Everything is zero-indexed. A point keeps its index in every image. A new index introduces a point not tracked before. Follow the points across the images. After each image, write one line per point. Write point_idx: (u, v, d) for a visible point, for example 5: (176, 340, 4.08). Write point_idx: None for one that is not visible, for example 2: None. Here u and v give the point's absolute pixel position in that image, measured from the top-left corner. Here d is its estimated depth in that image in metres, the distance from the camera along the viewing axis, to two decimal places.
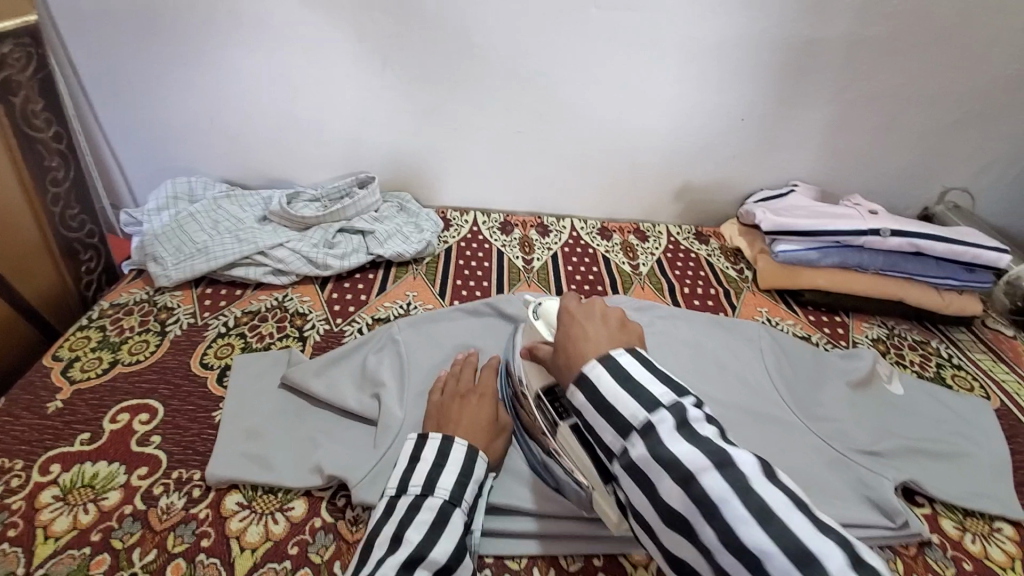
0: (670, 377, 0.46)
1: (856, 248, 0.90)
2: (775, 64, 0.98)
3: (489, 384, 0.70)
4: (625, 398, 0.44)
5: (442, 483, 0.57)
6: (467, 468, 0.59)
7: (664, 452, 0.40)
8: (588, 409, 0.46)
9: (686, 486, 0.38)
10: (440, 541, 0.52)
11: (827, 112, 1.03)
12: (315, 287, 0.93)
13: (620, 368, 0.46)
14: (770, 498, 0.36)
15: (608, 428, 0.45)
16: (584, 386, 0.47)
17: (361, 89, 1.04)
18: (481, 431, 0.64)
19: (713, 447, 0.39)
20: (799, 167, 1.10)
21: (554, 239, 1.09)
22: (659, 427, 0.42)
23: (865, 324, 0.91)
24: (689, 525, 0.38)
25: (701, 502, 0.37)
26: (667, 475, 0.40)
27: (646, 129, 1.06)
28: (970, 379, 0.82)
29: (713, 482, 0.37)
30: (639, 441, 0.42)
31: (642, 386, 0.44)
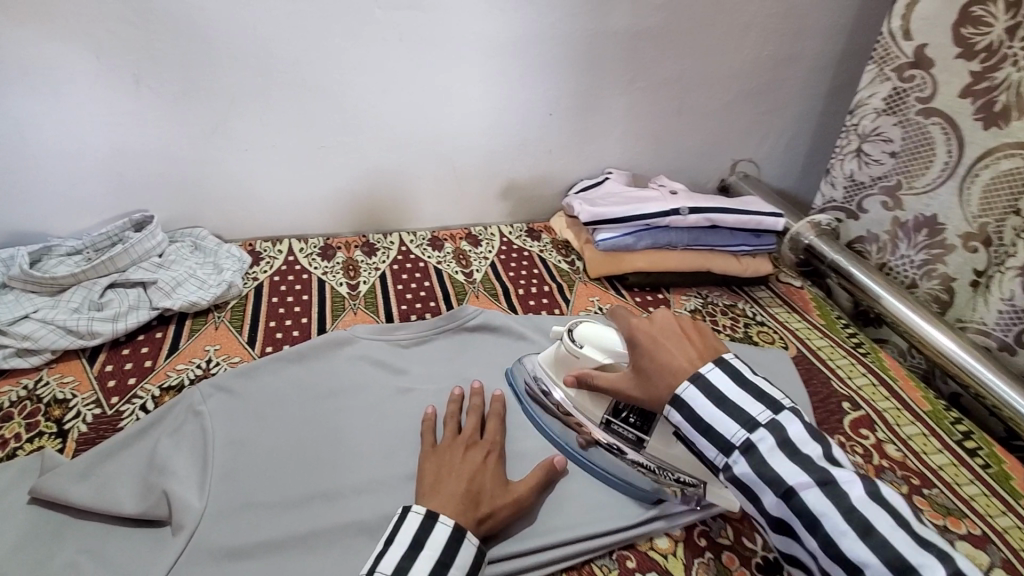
0: (761, 392, 0.54)
1: (663, 228, 0.95)
2: (570, 56, 1.00)
3: (494, 437, 0.67)
4: (723, 418, 0.53)
5: (382, 565, 0.50)
6: (447, 556, 0.52)
7: (767, 471, 0.50)
8: (686, 425, 0.56)
9: (787, 499, 0.49)
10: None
11: (626, 100, 1.08)
12: (82, 362, 0.75)
13: (712, 387, 0.55)
14: (876, 520, 0.46)
15: (709, 445, 0.54)
16: (679, 406, 0.56)
17: (114, 114, 0.86)
18: (488, 491, 0.59)
19: (817, 466, 0.49)
20: (613, 155, 1.14)
21: (381, 257, 1.01)
22: (759, 447, 0.51)
23: (684, 297, 0.97)
24: (792, 530, 0.49)
25: (803, 514, 0.48)
26: (769, 489, 0.50)
27: (459, 131, 1.02)
28: (773, 334, 0.91)
29: (816, 500, 0.48)
30: (742, 458, 0.52)
31: (741, 407, 0.53)
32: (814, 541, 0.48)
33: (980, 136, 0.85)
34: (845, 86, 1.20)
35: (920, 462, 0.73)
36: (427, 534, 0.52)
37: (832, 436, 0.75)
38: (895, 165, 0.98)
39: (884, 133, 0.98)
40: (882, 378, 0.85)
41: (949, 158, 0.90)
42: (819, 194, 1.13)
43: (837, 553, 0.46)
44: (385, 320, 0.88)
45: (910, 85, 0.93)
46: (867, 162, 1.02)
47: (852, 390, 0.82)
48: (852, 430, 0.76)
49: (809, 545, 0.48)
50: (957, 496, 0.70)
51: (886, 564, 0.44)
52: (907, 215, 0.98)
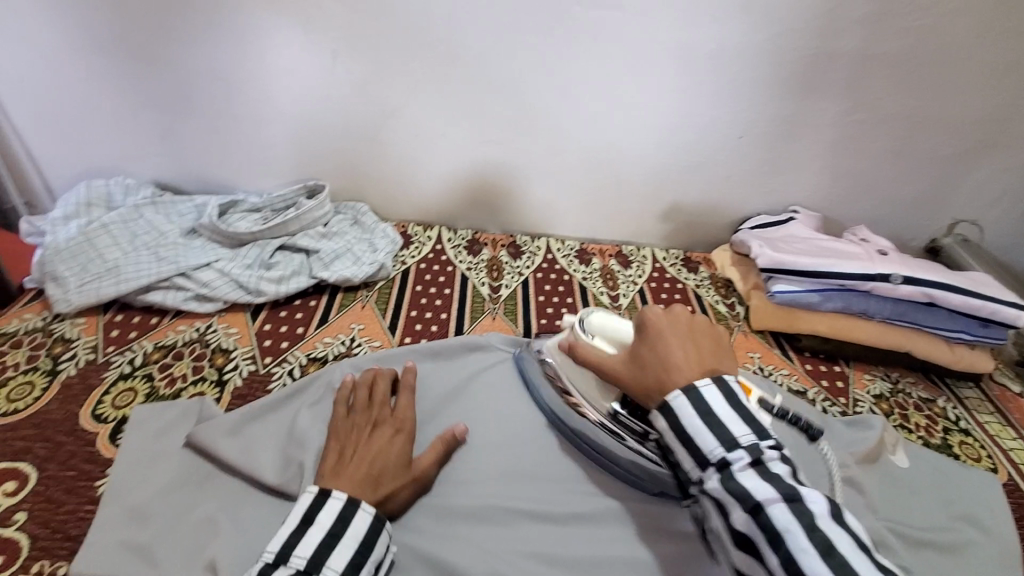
0: (749, 413, 0.46)
1: (861, 293, 0.80)
2: (779, 76, 0.87)
3: (405, 415, 0.63)
4: (702, 431, 0.46)
5: (300, 550, 0.48)
6: (338, 528, 0.50)
7: (737, 487, 0.43)
8: (668, 435, 0.48)
9: (755, 516, 0.41)
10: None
11: (834, 133, 0.93)
12: (245, 316, 0.80)
13: (702, 402, 0.46)
14: (838, 539, 0.39)
15: (685, 457, 0.47)
16: (665, 412, 0.48)
17: (309, 86, 0.90)
18: (389, 470, 0.57)
19: (785, 484, 0.42)
20: (801, 192, 0.99)
21: (526, 262, 0.97)
22: (735, 466, 0.44)
23: (867, 376, 0.81)
24: (757, 549, 0.41)
25: (768, 531, 0.40)
26: (739, 506, 0.42)
27: (632, 143, 0.94)
28: (979, 449, 0.74)
29: (781, 515, 0.40)
30: (715, 475, 0.44)
31: (722, 423, 0.45)
32: (776, 561, 0.39)
33: None
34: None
35: None
36: (314, 512, 0.50)
37: None
38: None
39: None
40: None
41: None
42: None
43: (796, 574, 0.38)
44: (522, 332, 0.84)
45: None
46: None
47: None
48: None
49: (769, 565, 0.40)
50: None
51: None
52: None
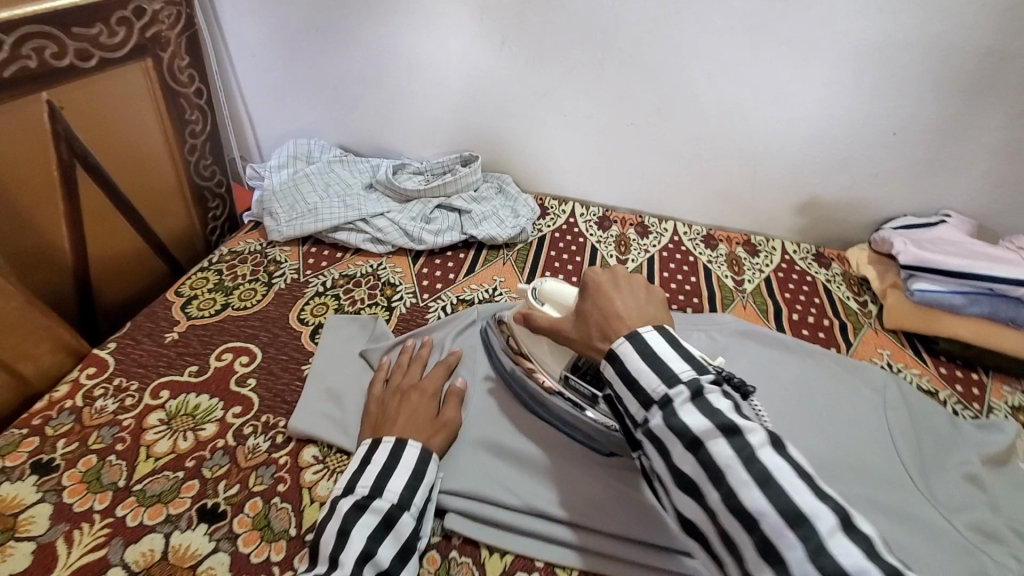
0: (691, 356, 0.47)
1: (1011, 299, 0.78)
2: (947, 72, 0.84)
3: (434, 379, 0.69)
4: (646, 374, 0.46)
5: (362, 482, 0.56)
6: (393, 462, 0.58)
7: (678, 424, 0.43)
8: (615, 381, 0.48)
9: (696, 453, 0.42)
10: (346, 546, 0.50)
11: (1005, 135, 0.88)
12: (408, 259, 0.95)
13: (646, 346, 0.48)
14: (774, 468, 0.39)
15: (631, 400, 0.47)
16: (613, 359, 0.49)
17: (477, 68, 1.03)
18: (421, 424, 0.64)
19: (723, 417, 0.42)
20: (957, 196, 0.95)
21: (653, 241, 1.03)
22: (675, 402, 0.44)
23: (1006, 387, 0.79)
24: (697, 488, 0.42)
25: (708, 467, 0.41)
26: (679, 443, 0.43)
27: (774, 134, 0.96)
28: None
29: (722, 451, 0.41)
30: (658, 413, 0.45)
31: (665, 362, 0.46)
32: (716, 496, 0.41)
33: None
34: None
35: None
36: (373, 451, 0.59)
37: None
38: None
39: None
40: None
41: None
42: None
43: (739, 509, 0.39)
44: None
45: None
46: None
47: None
48: None
49: (713, 503, 0.41)
50: None
51: (780, 515, 0.37)
52: None
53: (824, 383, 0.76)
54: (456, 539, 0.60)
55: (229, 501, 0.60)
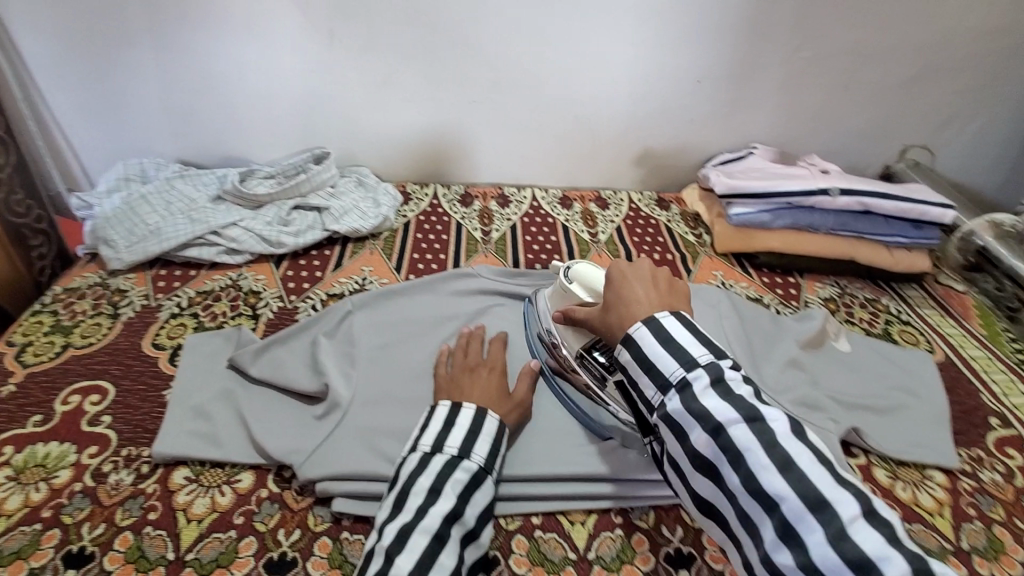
0: (709, 339, 0.50)
1: (807, 209, 0.91)
2: (728, 23, 0.97)
3: (496, 356, 0.71)
4: (718, 401, 0.45)
5: (450, 442, 0.57)
6: (479, 425, 0.59)
7: (787, 478, 0.41)
8: (682, 414, 0.46)
9: (815, 512, 0.39)
10: (439, 500, 0.52)
11: (785, 71, 1.02)
12: (270, 265, 0.93)
13: (716, 371, 0.47)
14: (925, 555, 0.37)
15: (705, 438, 0.45)
16: (628, 345, 0.51)
17: (309, 63, 1.01)
18: (493, 400, 0.64)
19: (850, 488, 0.40)
20: (760, 130, 1.09)
21: (514, 209, 1.08)
22: (773, 437, 0.42)
23: (818, 284, 0.92)
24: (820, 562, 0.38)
25: (843, 543, 0.38)
26: (793, 500, 0.40)
27: (603, 96, 1.05)
28: (917, 335, 0.83)
29: (742, 431, 0.43)
30: (746, 450, 0.43)
31: (747, 398, 0.45)
32: None
33: None
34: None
35: None
36: (456, 414, 0.60)
37: (969, 448, 0.68)
38: None
39: None
40: None
41: None
42: None
43: (758, 491, 0.41)
44: (511, 265, 0.95)
45: None
46: None
47: (1004, 406, 0.73)
48: (996, 447, 0.68)
49: (733, 487, 0.43)
50: None
51: None
52: None
53: None
54: (347, 520, 0.61)
55: (96, 541, 0.57)
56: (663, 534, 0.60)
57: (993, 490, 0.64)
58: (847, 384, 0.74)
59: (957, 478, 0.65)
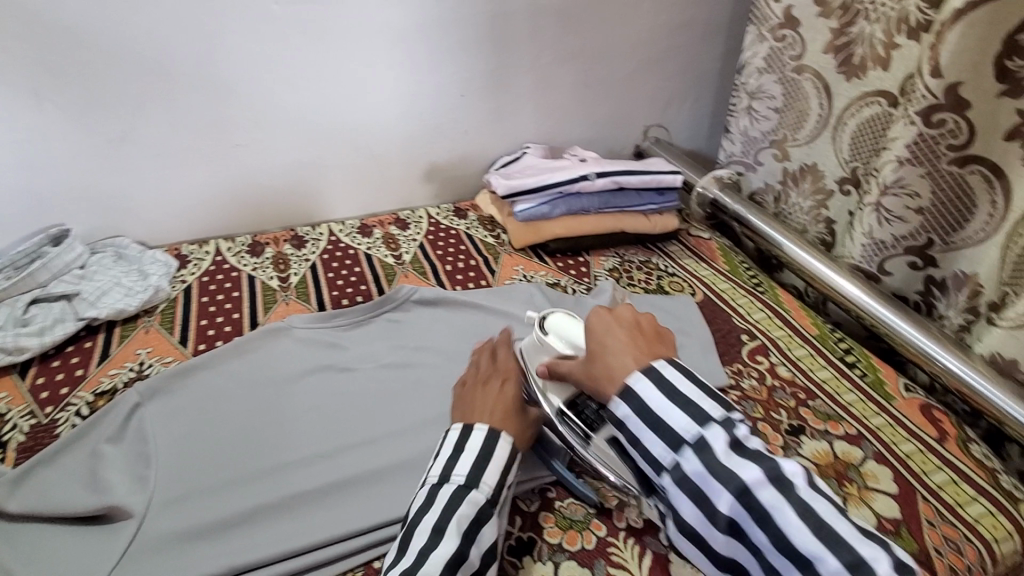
0: (708, 389, 0.54)
1: (576, 195, 1.02)
2: (472, 38, 1.04)
3: (509, 363, 0.70)
4: (676, 414, 0.52)
5: (434, 471, 0.59)
6: (486, 453, 0.60)
7: (725, 469, 0.49)
8: (635, 421, 0.54)
9: (741, 496, 0.48)
10: (441, 543, 0.52)
11: (534, 76, 1.13)
12: (12, 378, 0.77)
13: (666, 384, 0.54)
14: (817, 503, 0.48)
15: (659, 443, 0.52)
16: (628, 398, 0.54)
17: (14, 131, 0.85)
18: (506, 412, 0.64)
19: (768, 463, 0.49)
20: (529, 132, 1.19)
21: (311, 248, 1.04)
22: (712, 444, 0.50)
23: (602, 257, 1.04)
24: (741, 529, 0.48)
25: (753, 509, 0.47)
26: (728, 491, 0.48)
27: (376, 120, 1.06)
28: (682, 283, 0.98)
29: (769, 495, 0.47)
30: (692, 454, 0.50)
31: (699, 405, 0.52)
32: (763, 536, 0.47)
33: (845, 88, 0.94)
34: (729, 49, 1.28)
35: (807, 378, 0.81)
36: (441, 442, 0.62)
37: (732, 365, 0.82)
38: (778, 119, 1.06)
39: (767, 91, 1.06)
40: (776, 310, 0.92)
41: (823, 110, 0.98)
42: (722, 151, 1.20)
43: (784, 545, 0.46)
44: (317, 307, 0.91)
45: (783, 44, 1.01)
46: (756, 118, 1.10)
47: (750, 323, 0.90)
48: (749, 357, 0.84)
49: (756, 541, 0.48)
50: (838, 404, 0.77)
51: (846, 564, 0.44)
52: (794, 163, 1.06)
53: (481, 313, 0.88)
54: None
55: None
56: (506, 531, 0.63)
57: (753, 393, 0.78)
58: None
59: (726, 394, 0.78)
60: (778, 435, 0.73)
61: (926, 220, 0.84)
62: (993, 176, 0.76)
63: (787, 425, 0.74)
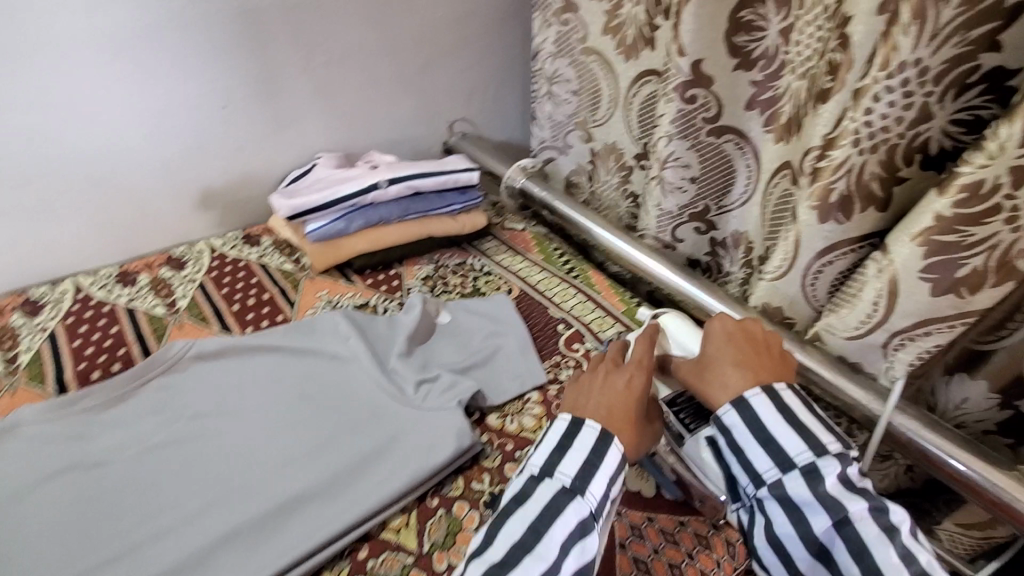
0: (825, 421, 0.55)
1: (370, 206, 0.94)
2: (218, 42, 0.91)
3: (640, 350, 0.63)
4: (787, 434, 0.54)
5: (535, 460, 0.55)
6: (594, 455, 0.53)
7: (826, 495, 0.51)
8: (740, 432, 0.55)
9: (840, 526, 0.49)
10: (526, 563, 0.47)
11: (310, 79, 1.02)
12: None
13: (778, 402, 0.55)
14: (918, 554, 0.48)
15: (764, 458, 0.54)
16: (741, 409, 0.56)
17: None
18: (618, 411, 0.57)
19: (874, 501, 0.51)
20: (318, 140, 1.08)
21: (49, 313, 0.84)
22: (824, 473, 0.51)
23: (415, 266, 0.97)
24: (830, 554, 0.50)
25: (852, 541, 0.49)
26: (829, 518, 0.50)
27: (112, 147, 0.89)
28: (498, 280, 0.96)
29: (871, 532, 0.49)
30: (802, 479, 0.52)
31: (809, 433, 0.53)
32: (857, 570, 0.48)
33: (625, 68, 0.97)
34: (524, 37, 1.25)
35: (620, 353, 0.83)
36: (553, 428, 0.56)
37: (550, 358, 0.82)
38: (577, 101, 1.09)
39: (563, 75, 1.09)
40: (587, 292, 0.94)
41: (612, 89, 1.02)
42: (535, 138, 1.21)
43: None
44: (56, 390, 0.73)
45: (568, 28, 1.04)
46: (558, 102, 1.12)
47: (565, 312, 0.90)
48: (566, 347, 0.84)
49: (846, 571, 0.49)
50: None
51: None
52: (599, 143, 1.09)
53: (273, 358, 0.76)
54: None
55: None
56: None
57: None
58: (459, 351, 0.81)
59: (547, 390, 0.77)
60: None
61: (701, 189, 0.90)
62: (742, 140, 0.84)
63: None
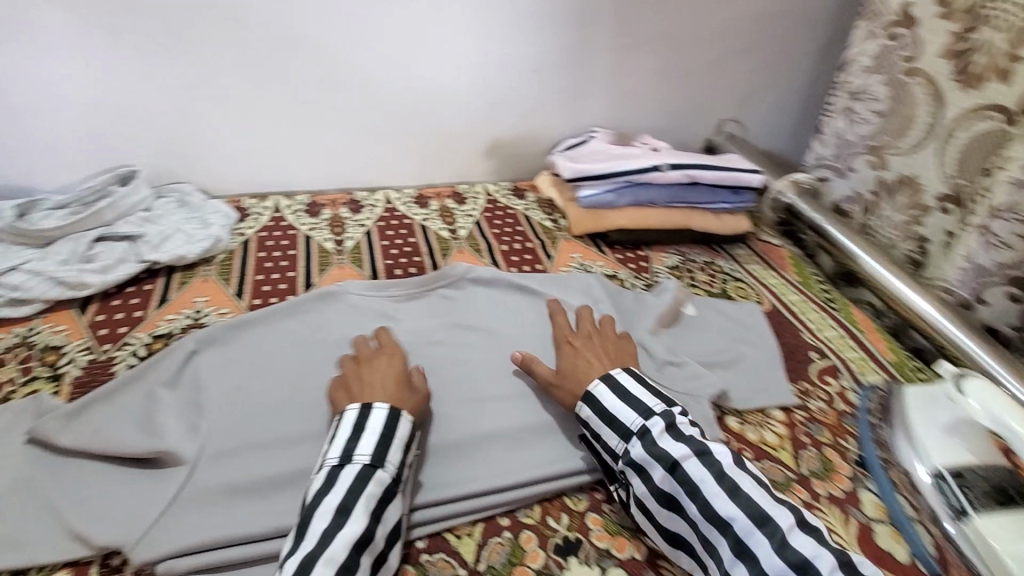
0: (656, 390, 0.63)
1: (645, 184, 0.97)
2: (548, 13, 1.01)
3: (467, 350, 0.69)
4: (623, 408, 0.61)
5: (333, 451, 0.56)
6: (389, 431, 0.57)
7: (657, 450, 0.57)
8: (594, 420, 0.62)
9: (672, 470, 0.55)
10: (348, 523, 0.50)
11: (610, 57, 1.08)
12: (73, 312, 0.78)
13: (619, 389, 0.62)
14: (738, 481, 0.54)
15: (611, 435, 0.60)
16: (591, 402, 0.63)
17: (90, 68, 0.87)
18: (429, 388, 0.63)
19: (696, 445, 0.57)
20: (598, 114, 1.14)
21: (368, 214, 1.03)
22: (651, 430, 0.58)
23: (664, 254, 0.99)
24: (678, 503, 0.55)
25: (685, 484, 0.55)
26: (659, 465, 0.56)
27: (443, 89, 1.04)
28: (748, 289, 0.93)
29: (697, 470, 0.55)
30: (638, 443, 0.58)
31: (642, 405, 0.61)
32: (693, 506, 0.54)
33: (959, 98, 0.86)
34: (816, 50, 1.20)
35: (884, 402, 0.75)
36: (367, 418, 0.58)
37: (799, 382, 0.78)
38: (879, 123, 0.99)
39: (871, 92, 0.99)
40: (848, 328, 0.87)
41: (930, 118, 0.91)
42: (811, 152, 1.12)
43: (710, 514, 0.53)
44: (370, 275, 0.90)
45: (896, 44, 0.94)
46: (856, 121, 1.02)
47: (820, 341, 0.84)
48: (817, 377, 0.79)
49: (690, 513, 0.54)
50: None
51: (750, 520, 0.51)
52: (890, 173, 0.97)
53: (534, 300, 0.85)
54: None
55: None
56: (549, 527, 0.60)
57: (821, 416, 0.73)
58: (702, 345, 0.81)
59: (792, 413, 0.73)
60: (845, 464, 0.68)
61: None
62: None
63: (856, 455, 0.69)
